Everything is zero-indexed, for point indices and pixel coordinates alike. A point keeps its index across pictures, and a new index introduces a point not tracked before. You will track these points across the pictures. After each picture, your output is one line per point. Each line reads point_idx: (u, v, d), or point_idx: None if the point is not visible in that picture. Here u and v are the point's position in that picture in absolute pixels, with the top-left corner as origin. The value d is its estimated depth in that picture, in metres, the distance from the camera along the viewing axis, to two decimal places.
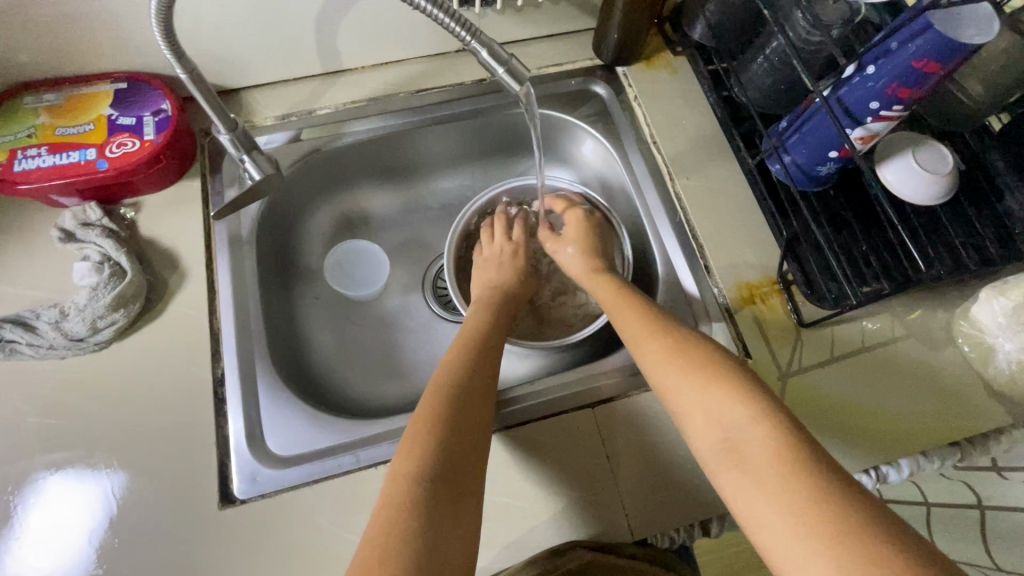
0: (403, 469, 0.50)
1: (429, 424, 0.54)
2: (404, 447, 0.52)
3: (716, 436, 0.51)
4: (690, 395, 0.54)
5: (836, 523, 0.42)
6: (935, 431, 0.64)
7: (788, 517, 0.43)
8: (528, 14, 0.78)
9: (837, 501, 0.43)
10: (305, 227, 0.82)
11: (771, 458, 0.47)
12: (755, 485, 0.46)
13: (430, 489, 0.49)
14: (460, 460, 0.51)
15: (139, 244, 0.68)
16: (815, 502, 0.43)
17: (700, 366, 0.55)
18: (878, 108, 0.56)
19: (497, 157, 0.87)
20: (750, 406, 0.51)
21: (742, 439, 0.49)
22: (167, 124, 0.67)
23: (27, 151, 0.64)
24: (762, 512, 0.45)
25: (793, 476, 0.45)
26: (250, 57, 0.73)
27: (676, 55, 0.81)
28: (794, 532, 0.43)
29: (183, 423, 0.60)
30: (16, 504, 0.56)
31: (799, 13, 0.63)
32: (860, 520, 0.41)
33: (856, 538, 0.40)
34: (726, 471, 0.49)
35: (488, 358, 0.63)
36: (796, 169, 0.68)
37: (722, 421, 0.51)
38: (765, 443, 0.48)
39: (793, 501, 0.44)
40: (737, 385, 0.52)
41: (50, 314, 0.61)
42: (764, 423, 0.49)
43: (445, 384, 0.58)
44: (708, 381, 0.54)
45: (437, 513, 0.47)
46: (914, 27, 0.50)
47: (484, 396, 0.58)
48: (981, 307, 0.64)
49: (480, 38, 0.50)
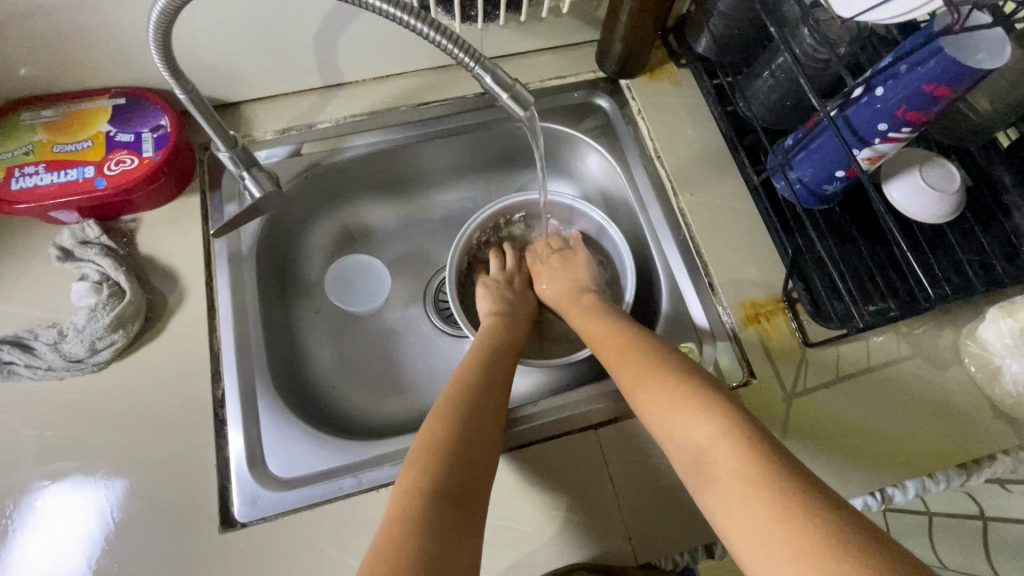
0: (411, 483, 0.49)
1: (439, 439, 0.53)
2: (412, 461, 0.51)
3: (686, 456, 0.51)
4: (659, 417, 0.54)
5: (800, 533, 0.41)
6: (940, 453, 0.63)
7: (757, 530, 0.43)
8: (530, 27, 0.77)
9: (802, 510, 0.42)
10: (305, 241, 0.82)
11: (734, 472, 0.46)
12: (724, 501, 0.46)
13: (439, 502, 0.47)
14: (469, 476, 0.51)
15: (138, 262, 0.67)
16: (778, 513, 0.42)
17: (667, 385, 0.55)
18: (886, 130, 0.56)
19: (499, 169, 0.87)
20: (711, 422, 0.50)
21: (707, 456, 0.49)
22: (167, 141, 0.67)
23: (25, 169, 0.64)
24: (735, 528, 0.44)
25: (756, 488, 0.44)
26: (250, 71, 0.72)
27: (680, 68, 0.81)
28: (772, 538, 0.42)
29: (182, 444, 0.60)
30: (14, 527, 0.55)
31: (805, 31, 0.62)
32: (825, 528, 0.40)
33: (823, 548, 0.39)
34: (701, 491, 0.49)
35: (496, 377, 0.62)
36: (801, 187, 0.67)
37: (689, 440, 0.51)
38: (728, 458, 0.47)
39: (758, 513, 0.43)
40: (700, 402, 0.52)
41: (49, 334, 0.61)
42: (725, 438, 0.49)
43: (454, 401, 0.58)
44: (674, 399, 0.54)
45: (445, 526, 0.46)
46: (925, 52, 0.49)
47: (494, 415, 0.58)
48: (988, 327, 0.64)
49: (484, 64, 0.49)
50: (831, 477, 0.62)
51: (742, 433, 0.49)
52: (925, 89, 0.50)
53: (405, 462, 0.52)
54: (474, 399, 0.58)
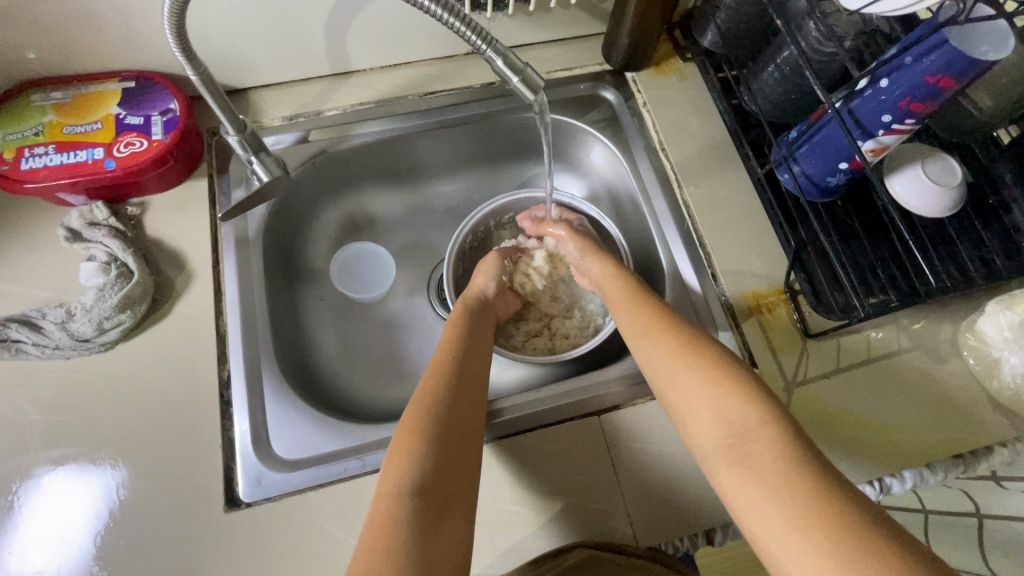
0: (391, 482, 0.49)
1: (415, 436, 0.52)
2: (392, 458, 0.51)
3: (721, 432, 0.51)
4: (700, 392, 0.54)
5: (832, 519, 0.41)
6: (939, 443, 0.64)
7: (784, 511, 0.43)
8: (538, 19, 0.78)
9: (841, 500, 0.42)
10: (311, 228, 0.82)
11: (774, 455, 0.47)
12: (754, 480, 0.46)
13: (418, 504, 0.47)
14: (448, 473, 0.50)
15: (145, 244, 0.68)
16: (816, 498, 0.43)
17: (709, 365, 0.55)
18: (890, 121, 0.56)
19: (504, 160, 0.87)
20: (758, 406, 0.50)
21: (745, 436, 0.49)
22: (176, 125, 0.67)
23: (34, 149, 0.64)
24: (761, 506, 0.45)
25: (791, 474, 0.45)
26: (260, 58, 0.73)
27: (685, 61, 0.81)
28: (789, 528, 0.43)
29: (188, 424, 0.60)
30: (19, 504, 0.56)
31: (811, 24, 0.63)
32: (860, 519, 0.41)
33: (857, 537, 0.40)
34: (726, 467, 0.49)
35: (474, 364, 0.62)
36: (805, 180, 0.68)
37: (728, 418, 0.51)
38: (771, 441, 0.48)
39: (792, 495, 0.44)
40: (745, 385, 0.52)
41: (57, 314, 0.61)
42: (769, 423, 0.49)
43: (434, 393, 0.57)
44: (718, 380, 0.54)
45: (423, 528, 0.46)
46: (929, 43, 0.50)
47: (471, 406, 0.57)
48: (987, 319, 0.65)
49: (496, 47, 0.49)
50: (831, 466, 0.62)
51: (789, 425, 0.49)
52: (930, 80, 0.51)
53: (385, 460, 0.51)
54: (449, 392, 0.57)
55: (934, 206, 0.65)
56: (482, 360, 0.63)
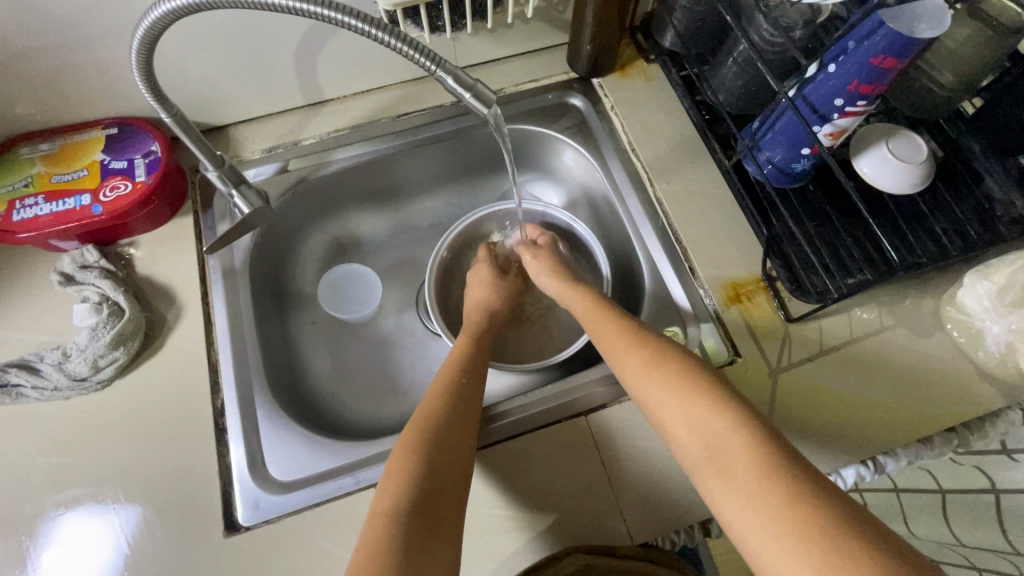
0: (384, 504, 0.50)
1: (408, 458, 0.54)
2: (388, 479, 0.52)
3: (699, 446, 0.50)
4: (668, 405, 0.53)
5: (803, 525, 0.41)
6: (929, 417, 0.64)
7: (759, 520, 0.43)
8: (500, 35, 0.80)
9: (812, 505, 0.42)
10: (300, 253, 0.84)
11: (747, 465, 0.46)
12: (729, 491, 0.45)
13: (410, 522, 0.48)
14: (438, 490, 0.52)
15: (136, 282, 0.70)
16: (788, 504, 0.42)
17: (677, 378, 0.55)
18: (843, 104, 0.58)
19: (481, 172, 0.89)
20: (724, 416, 0.49)
21: (720, 447, 0.48)
22: (158, 165, 0.70)
23: (25, 201, 0.67)
24: (742, 515, 0.44)
25: (763, 485, 0.44)
26: (235, 96, 0.75)
27: (649, 63, 0.83)
28: (772, 532, 0.42)
29: (184, 455, 0.62)
30: (29, 544, 0.57)
31: (761, 18, 0.65)
32: (831, 519, 0.40)
33: (829, 541, 0.39)
34: (706, 481, 0.48)
35: (474, 384, 0.64)
36: (771, 168, 0.69)
37: (701, 430, 0.50)
38: (741, 452, 0.47)
39: (767, 502, 0.43)
40: (713, 395, 0.51)
41: (53, 356, 0.63)
42: (741, 432, 0.48)
43: (433, 416, 0.58)
44: (685, 393, 0.53)
45: (415, 545, 0.47)
46: (867, 27, 0.52)
47: (469, 424, 0.59)
48: (967, 291, 0.64)
49: (445, 67, 0.51)
50: (820, 448, 0.63)
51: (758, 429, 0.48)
52: (874, 61, 0.53)
53: (382, 482, 0.53)
54: (445, 412, 0.59)
55: (885, 189, 0.66)
56: (481, 380, 0.65)
